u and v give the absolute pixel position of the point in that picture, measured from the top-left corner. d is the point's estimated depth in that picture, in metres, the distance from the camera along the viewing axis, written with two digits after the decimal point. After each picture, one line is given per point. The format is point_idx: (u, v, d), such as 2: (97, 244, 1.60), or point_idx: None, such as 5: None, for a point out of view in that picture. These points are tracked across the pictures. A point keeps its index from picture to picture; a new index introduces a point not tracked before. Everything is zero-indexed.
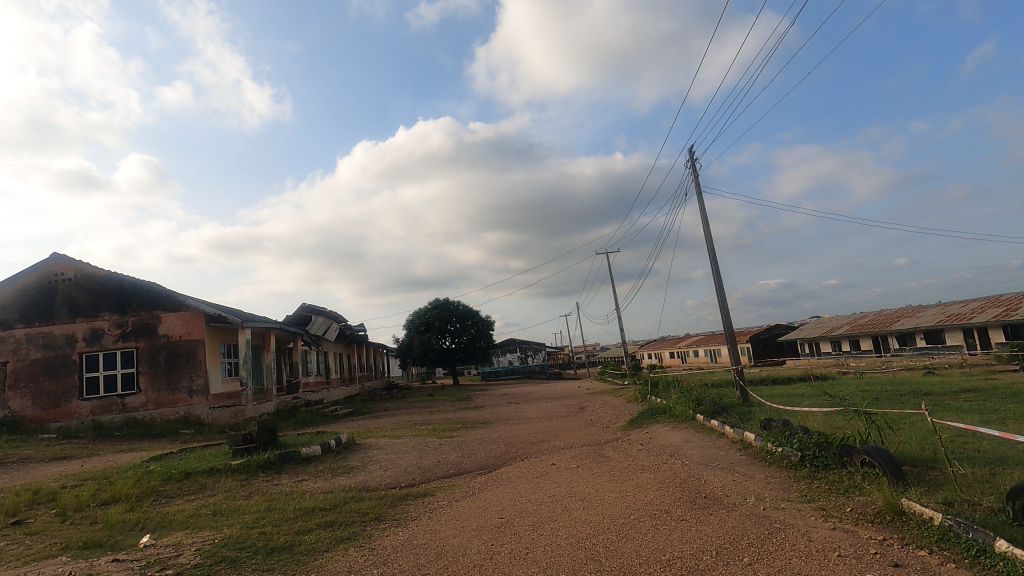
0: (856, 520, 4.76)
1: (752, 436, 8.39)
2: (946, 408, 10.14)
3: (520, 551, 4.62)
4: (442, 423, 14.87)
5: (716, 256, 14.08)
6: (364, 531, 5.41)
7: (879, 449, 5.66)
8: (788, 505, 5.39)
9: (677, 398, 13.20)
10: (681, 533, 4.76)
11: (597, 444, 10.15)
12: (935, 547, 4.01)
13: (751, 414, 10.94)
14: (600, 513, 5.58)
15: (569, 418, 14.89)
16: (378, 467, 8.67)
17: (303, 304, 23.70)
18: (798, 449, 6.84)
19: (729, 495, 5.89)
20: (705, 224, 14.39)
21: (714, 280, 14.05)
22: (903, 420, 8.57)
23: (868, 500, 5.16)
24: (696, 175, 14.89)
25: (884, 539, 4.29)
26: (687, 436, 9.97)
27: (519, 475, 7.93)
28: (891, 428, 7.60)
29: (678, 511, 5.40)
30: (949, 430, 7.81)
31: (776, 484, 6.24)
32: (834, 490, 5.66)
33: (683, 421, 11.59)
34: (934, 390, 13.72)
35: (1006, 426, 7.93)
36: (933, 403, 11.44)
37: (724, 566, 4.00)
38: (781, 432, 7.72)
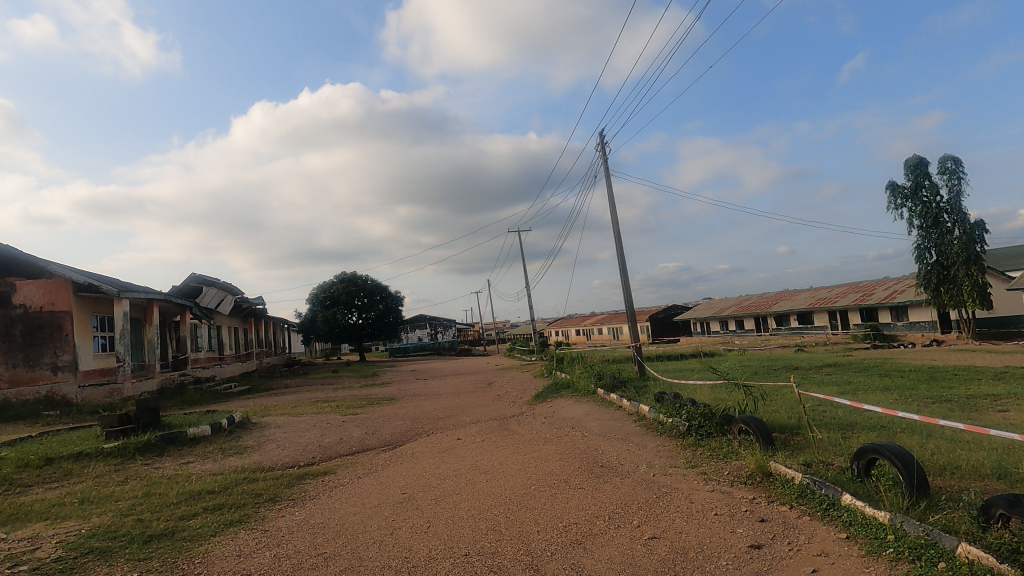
0: (732, 482, 5.25)
1: (647, 408, 8.94)
2: (811, 381, 11.44)
3: (422, 525, 4.62)
4: (347, 400, 14.46)
5: (621, 238, 14.74)
6: (257, 513, 5.15)
7: (754, 418, 6.24)
8: (674, 470, 5.83)
9: (580, 373, 13.81)
10: (578, 500, 5.01)
11: (503, 418, 10.36)
12: (794, 502, 4.50)
13: (647, 388, 11.70)
14: (503, 484, 5.70)
15: (477, 393, 15.08)
16: (275, 446, 8.28)
17: (192, 274, 21.78)
18: (686, 419, 7.39)
19: (623, 463, 6.27)
20: (611, 206, 14.98)
21: (619, 261, 14.70)
22: (775, 392, 9.57)
23: (742, 464, 5.70)
24: (606, 159, 15.40)
25: (753, 498, 4.76)
26: (588, 409, 10.47)
27: (424, 450, 7.89)
28: (766, 400, 8.44)
29: (576, 480, 5.66)
30: (811, 400, 8.82)
31: (665, 452, 6.71)
32: (714, 456, 6.20)
33: (586, 395, 12.15)
34: (801, 365, 15.42)
35: (857, 397, 9.10)
36: (800, 376, 12.88)
37: (616, 529, 4.25)
38: (672, 404, 8.30)
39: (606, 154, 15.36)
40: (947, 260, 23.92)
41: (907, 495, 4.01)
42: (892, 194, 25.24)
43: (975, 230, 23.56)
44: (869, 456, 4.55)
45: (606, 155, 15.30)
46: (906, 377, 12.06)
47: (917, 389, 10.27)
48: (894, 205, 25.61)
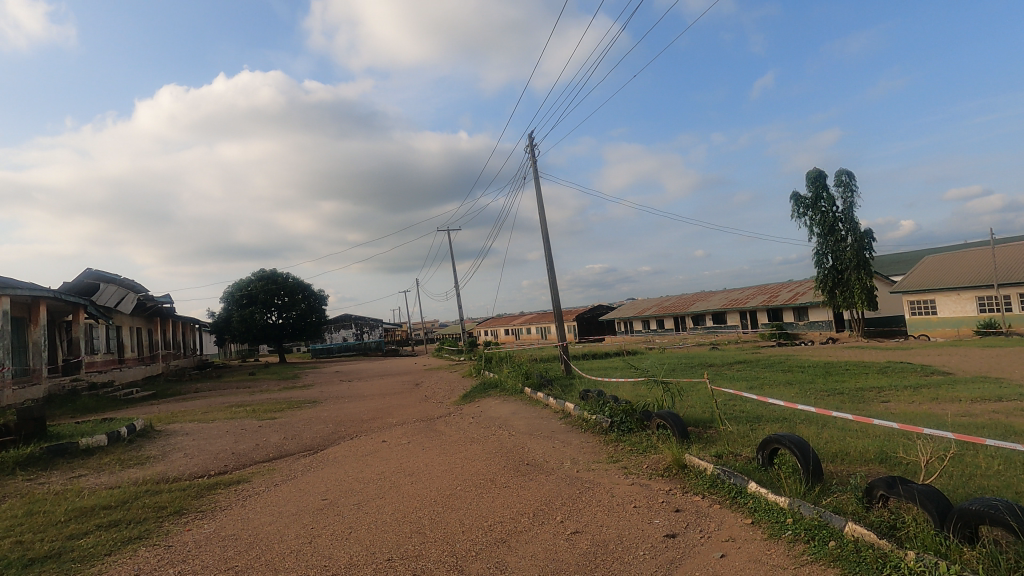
0: (650, 475, 5.48)
1: (572, 406, 9.14)
2: (724, 377, 12.18)
3: (343, 532, 4.47)
4: (264, 404, 13.75)
5: (549, 240, 14.99)
6: (160, 528, 4.78)
7: (671, 413, 6.55)
8: (597, 466, 6.00)
9: (508, 372, 13.91)
10: (504, 498, 5.04)
11: (430, 419, 10.23)
12: (706, 492, 4.77)
13: (572, 386, 12.00)
14: (428, 486, 5.64)
15: (403, 394, 14.82)
16: (182, 454, 7.73)
17: (88, 269, 19.90)
18: (609, 416, 7.63)
19: (548, 460, 6.38)
20: (540, 208, 15.21)
21: (546, 262, 14.94)
22: (691, 388, 10.10)
23: (659, 457, 5.96)
24: (535, 161, 15.60)
25: (669, 489, 4.99)
26: (516, 408, 10.58)
27: (346, 454, 7.65)
28: (683, 395, 8.88)
29: (502, 479, 5.70)
30: (723, 395, 9.38)
31: (589, 448, 6.89)
32: (634, 450, 6.44)
33: (513, 394, 12.27)
34: (715, 363, 16.37)
35: (763, 391, 9.78)
36: (714, 373, 13.68)
37: (540, 526, 4.32)
38: (596, 402, 8.54)
39: (535, 156, 15.56)
40: (841, 265, 26.23)
41: (805, 481, 4.35)
42: (795, 204, 27.40)
43: (863, 238, 25.98)
44: (772, 446, 4.90)
45: (535, 157, 15.51)
46: (806, 373, 13.09)
47: (815, 383, 11.20)
48: (796, 214, 27.77)
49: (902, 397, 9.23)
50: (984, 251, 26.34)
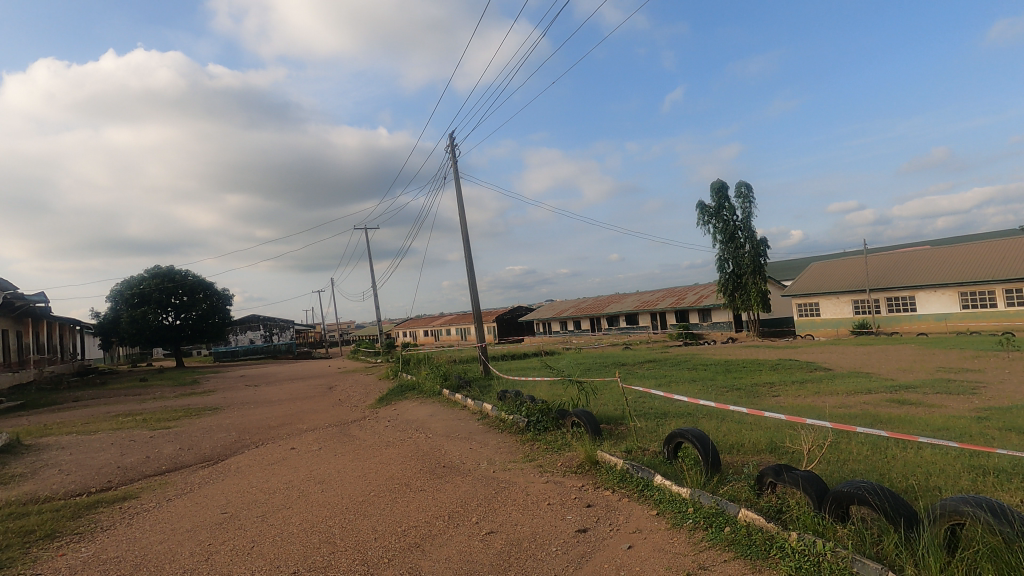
0: (564, 472, 5.63)
1: (490, 407, 9.18)
2: (634, 376, 12.75)
3: (244, 546, 4.21)
4: (156, 412, 12.62)
5: (468, 241, 14.98)
6: (26, 555, 4.25)
7: (585, 411, 6.75)
8: (513, 465, 6.07)
9: (426, 374, 13.72)
10: (419, 502, 4.97)
11: (343, 424, 9.87)
12: (617, 487, 4.96)
13: (490, 387, 12.06)
14: (339, 493, 5.43)
15: (315, 399, 14.18)
16: (56, 471, 6.91)
17: None
18: (525, 415, 7.73)
19: (465, 462, 6.36)
20: (460, 209, 15.16)
21: (466, 263, 14.91)
22: (604, 387, 10.48)
23: (573, 454, 6.12)
24: (455, 162, 15.52)
25: (582, 485, 5.15)
26: (433, 410, 10.46)
27: (251, 463, 7.20)
28: (596, 394, 9.19)
29: (417, 482, 5.61)
30: (634, 393, 9.81)
31: (505, 448, 6.95)
32: (550, 449, 6.58)
33: (431, 396, 12.13)
34: (627, 362, 17.12)
35: (670, 389, 10.32)
36: (625, 372, 14.29)
37: (454, 528, 4.29)
38: (513, 402, 8.63)
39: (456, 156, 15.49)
40: (740, 270, 28.32)
41: (704, 471, 4.64)
42: (700, 212, 29.27)
43: (760, 245, 28.18)
44: (676, 441, 5.20)
45: (455, 158, 15.44)
46: (708, 370, 14.01)
47: (715, 380, 12.00)
48: (701, 222, 29.65)
49: (790, 391, 10.11)
50: (859, 260, 29.48)
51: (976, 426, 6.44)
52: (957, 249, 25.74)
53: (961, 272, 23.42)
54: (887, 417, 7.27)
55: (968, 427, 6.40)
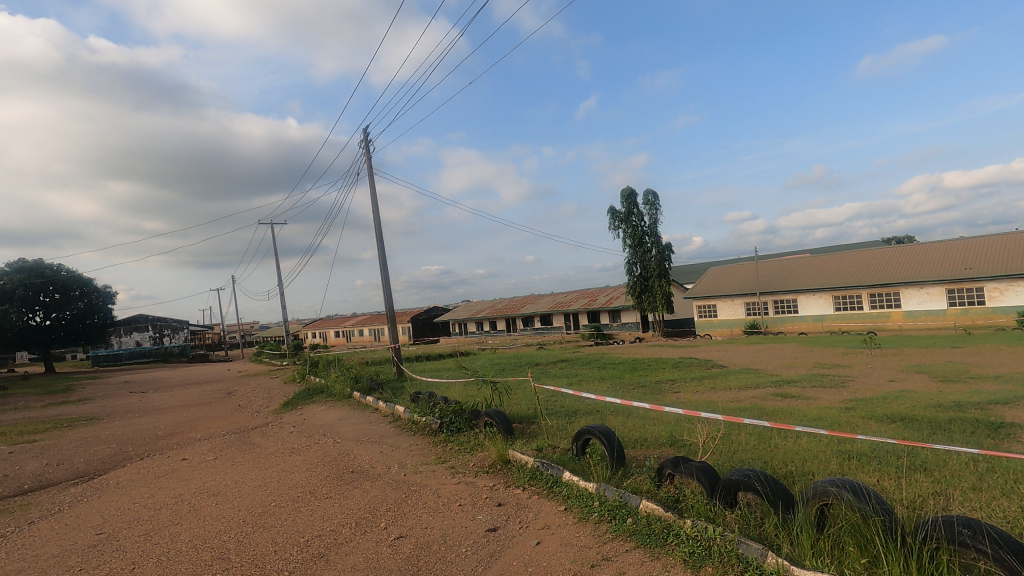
0: (476, 472, 5.64)
1: (402, 409, 9.00)
2: (547, 375, 13.05)
3: (123, 570, 3.82)
4: (18, 425, 11.15)
5: (382, 239, 14.60)
6: None
7: (498, 411, 6.81)
8: (425, 467, 6.00)
9: (335, 376, 13.21)
10: (324, 510, 4.77)
11: (243, 431, 9.26)
12: (527, 484, 5.05)
13: (403, 389, 11.83)
14: (237, 505, 5.10)
15: (212, 405, 13.19)
16: None
17: None
18: (438, 417, 7.66)
19: (374, 466, 6.19)
20: (373, 206, 14.74)
21: (380, 262, 14.53)
22: (518, 386, 10.63)
23: (485, 454, 6.15)
24: (369, 157, 15.08)
25: (493, 485, 5.19)
26: (342, 413, 10.09)
27: (134, 477, 6.57)
28: (509, 394, 9.30)
29: (323, 490, 5.39)
30: (546, 392, 10.03)
31: (417, 450, 6.84)
32: (462, 450, 6.56)
33: (340, 400, 11.69)
34: (541, 361, 17.49)
35: (581, 387, 10.67)
36: (538, 371, 14.57)
37: (362, 535, 4.17)
38: (426, 403, 8.52)
39: (369, 152, 15.05)
40: (647, 273, 29.83)
41: (610, 466, 4.84)
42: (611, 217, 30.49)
43: (665, 250, 29.83)
44: (585, 437, 5.37)
45: (369, 153, 14.99)
46: (617, 369, 14.63)
47: (623, 378, 12.56)
48: (612, 226, 30.91)
49: (689, 387, 10.80)
50: (750, 265, 32.10)
51: (844, 415, 7.24)
52: (831, 257, 28.77)
53: (835, 277, 26.19)
54: (772, 410, 7.95)
55: (837, 416, 7.18)
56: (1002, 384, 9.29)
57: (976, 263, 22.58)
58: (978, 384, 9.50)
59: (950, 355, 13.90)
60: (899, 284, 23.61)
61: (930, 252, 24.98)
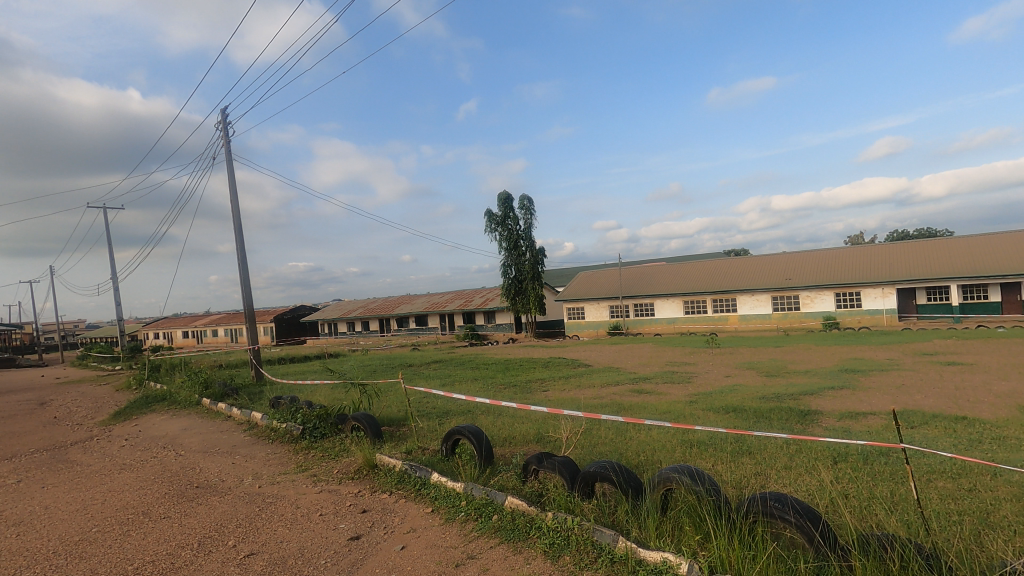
0: (340, 479, 5.39)
1: (260, 416, 8.33)
2: (420, 376, 12.90)
3: None
4: None
5: (241, 231, 13.41)
6: None
7: (366, 415, 6.58)
8: (283, 477, 5.60)
9: (181, 382, 11.84)
10: (160, 532, 4.25)
11: (59, 448, 7.93)
12: (394, 488, 4.94)
13: (262, 394, 10.96)
14: (45, 535, 4.35)
15: (17, 418, 11.14)
16: None
17: None
18: (300, 423, 7.19)
19: (224, 479, 5.66)
20: (231, 194, 13.48)
21: (238, 256, 13.32)
22: (389, 388, 10.34)
23: (351, 460, 5.90)
24: (228, 141, 13.77)
25: (358, 491, 5.00)
26: (188, 423, 9.08)
27: None
28: (379, 396, 9.02)
29: (159, 509, 4.80)
30: (418, 394, 9.90)
31: (275, 459, 6.37)
32: (326, 456, 6.24)
33: (186, 407, 10.51)
34: (414, 362, 17.24)
35: (453, 388, 10.68)
36: (411, 372, 14.33)
37: (205, 556, 3.78)
38: (286, 408, 7.97)
39: (228, 135, 13.74)
40: (521, 275, 30.73)
41: (478, 465, 4.91)
42: (488, 219, 30.99)
43: (538, 254, 30.99)
44: (454, 438, 5.38)
45: (229, 136, 13.69)
46: (489, 369, 14.90)
47: (495, 378, 12.82)
48: (488, 229, 31.41)
49: (557, 385, 11.33)
50: (614, 271, 34.53)
51: (688, 408, 8.07)
52: (683, 266, 31.94)
53: (685, 284, 29.08)
54: (629, 405, 8.61)
55: (682, 409, 7.98)
56: (809, 378, 11.00)
57: (794, 274, 26.43)
58: (793, 378, 11.13)
59: (773, 353, 16.11)
60: (736, 291, 26.86)
61: (760, 264, 28.77)
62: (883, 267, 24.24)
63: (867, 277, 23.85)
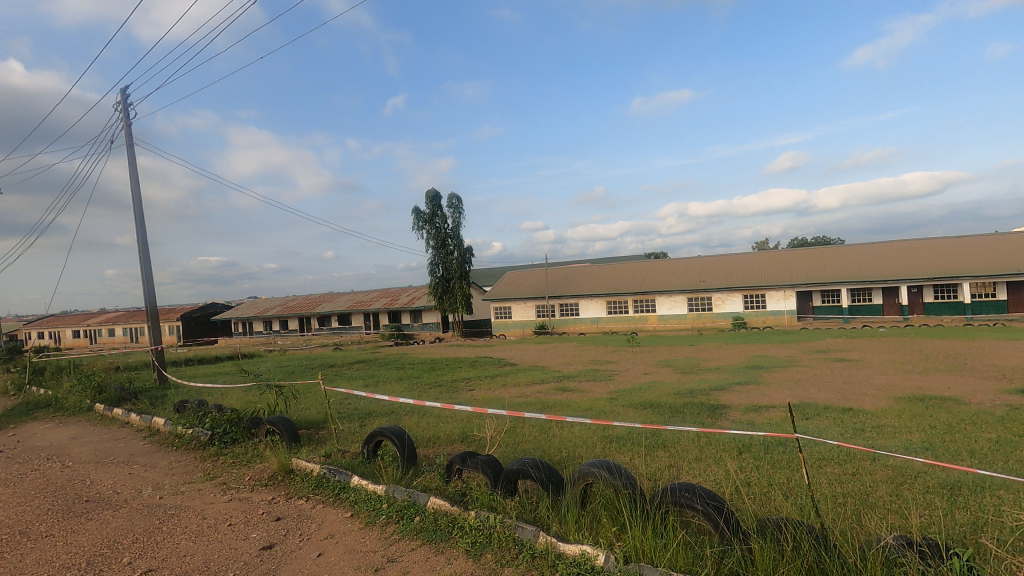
0: (252, 486, 5.11)
1: (163, 422, 7.72)
2: (341, 377, 12.48)
3: None
4: None
5: (143, 222, 12.36)
6: None
7: (282, 418, 6.28)
8: (188, 487, 5.23)
9: (70, 386, 10.74)
10: (41, 553, 3.84)
11: None
12: (312, 493, 4.75)
13: (166, 398, 10.17)
14: None
15: None
16: None
17: None
18: (208, 428, 6.74)
19: (119, 492, 5.19)
20: (132, 182, 12.40)
21: (139, 249, 12.28)
22: (308, 390, 9.92)
23: (265, 466, 5.61)
24: (128, 123, 12.64)
25: (273, 498, 4.76)
26: (78, 431, 8.25)
27: None
28: (297, 398, 8.64)
29: (41, 527, 4.33)
30: (339, 396, 9.58)
31: (179, 468, 5.93)
32: (237, 463, 5.90)
33: (76, 414, 9.54)
34: (335, 362, 16.66)
35: (377, 389, 10.43)
36: (332, 373, 13.83)
37: None
38: (193, 413, 7.45)
39: (129, 117, 12.63)
40: (448, 274, 30.51)
41: (401, 466, 4.82)
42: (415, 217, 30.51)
43: (466, 253, 30.89)
44: (376, 439, 5.26)
45: (130, 119, 12.59)
46: (414, 369, 14.68)
47: (420, 377, 12.64)
48: (415, 226, 30.94)
49: (483, 385, 11.36)
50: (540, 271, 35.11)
51: (609, 404, 8.37)
52: (606, 267, 33.02)
53: (608, 285, 30.08)
54: (553, 403, 8.80)
55: (603, 406, 8.26)
56: (718, 373, 11.74)
57: (708, 277, 28.07)
58: (705, 374, 11.82)
59: (688, 351, 17.02)
60: (655, 292, 28.10)
61: (677, 266, 30.29)
62: (786, 271, 26.27)
63: (772, 280, 25.73)
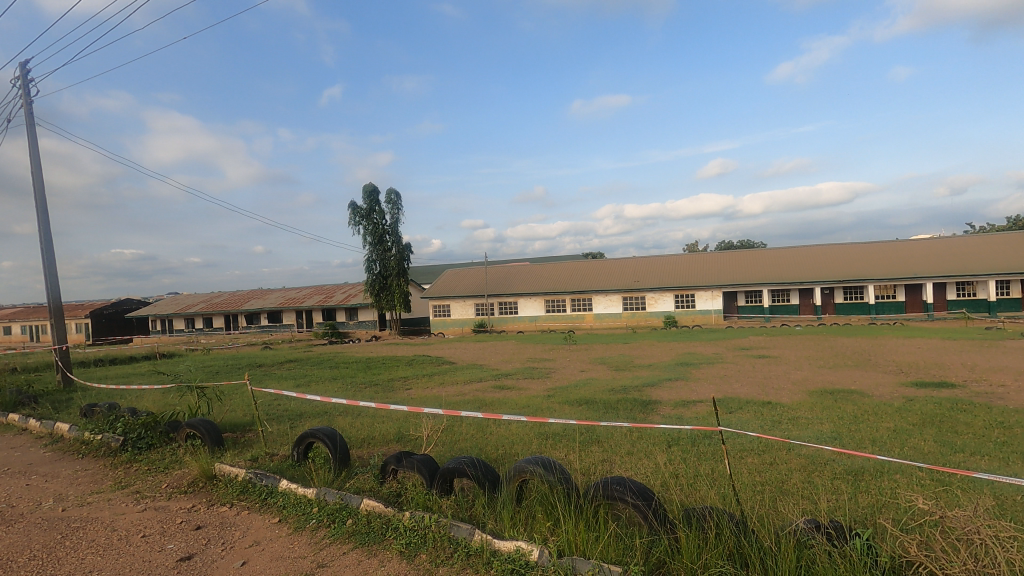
0: (169, 495, 4.79)
1: (68, 427, 7.10)
2: (270, 377, 11.95)
3: None
4: None
5: (47, 209, 11.32)
6: None
7: (203, 420, 5.94)
8: (95, 497, 4.84)
9: None
10: None
11: None
12: (236, 499, 4.52)
13: (71, 402, 9.35)
14: None
15: None
16: None
17: None
18: (120, 433, 6.26)
19: (14, 505, 4.73)
20: (33, 165, 11.31)
21: (40, 240, 11.21)
22: (233, 391, 9.43)
23: (184, 472, 5.29)
24: (29, 101, 11.51)
25: (192, 506, 4.49)
26: None
27: None
28: (222, 400, 8.19)
29: None
30: (267, 397, 9.17)
31: (86, 477, 5.48)
32: (153, 469, 5.52)
33: None
34: (264, 362, 15.92)
35: (309, 389, 10.07)
36: (261, 373, 13.20)
37: None
38: (103, 417, 6.90)
39: (30, 95, 11.51)
40: (385, 271, 29.88)
41: (333, 468, 4.68)
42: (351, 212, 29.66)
43: (404, 250, 30.36)
44: (307, 441, 5.07)
45: (31, 96, 11.47)
46: (349, 368, 14.27)
47: (355, 377, 12.32)
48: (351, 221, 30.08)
49: (420, 384, 11.21)
50: (479, 270, 35.08)
51: (546, 402, 8.48)
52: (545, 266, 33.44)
53: (547, 284, 30.47)
54: (490, 401, 8.81)
55: (540, 403, 8.36)
56: (650, 370, 12.18)
57: (642, 277, 29.02)
58: (637, 371, 12.22)
59: (622, 349, 17.53)
60: (591, 291, 28.71)
61: (613, 267, 31.12)
62: (714, 273, 27.57)
63: (701, 281, 26.94)
